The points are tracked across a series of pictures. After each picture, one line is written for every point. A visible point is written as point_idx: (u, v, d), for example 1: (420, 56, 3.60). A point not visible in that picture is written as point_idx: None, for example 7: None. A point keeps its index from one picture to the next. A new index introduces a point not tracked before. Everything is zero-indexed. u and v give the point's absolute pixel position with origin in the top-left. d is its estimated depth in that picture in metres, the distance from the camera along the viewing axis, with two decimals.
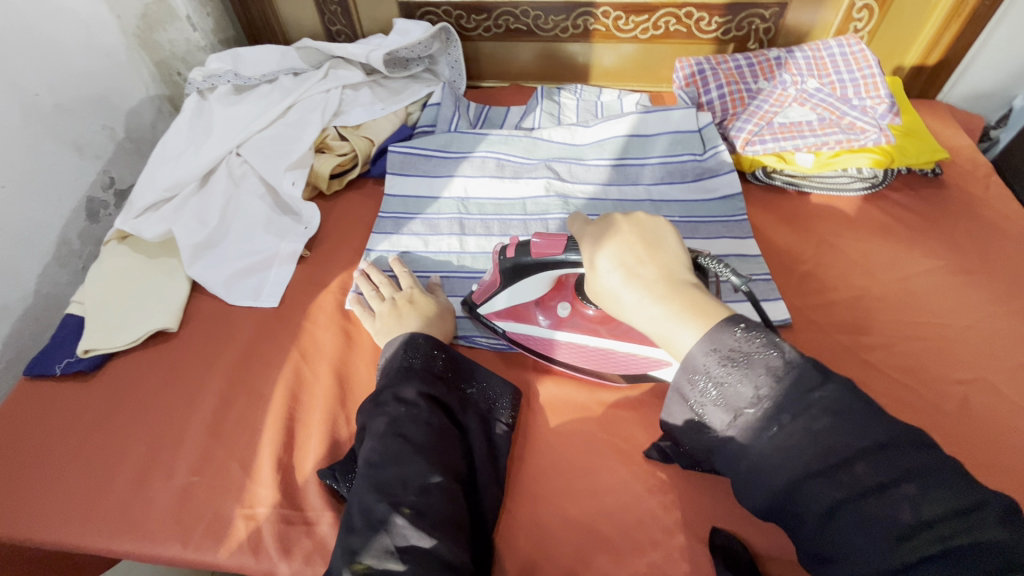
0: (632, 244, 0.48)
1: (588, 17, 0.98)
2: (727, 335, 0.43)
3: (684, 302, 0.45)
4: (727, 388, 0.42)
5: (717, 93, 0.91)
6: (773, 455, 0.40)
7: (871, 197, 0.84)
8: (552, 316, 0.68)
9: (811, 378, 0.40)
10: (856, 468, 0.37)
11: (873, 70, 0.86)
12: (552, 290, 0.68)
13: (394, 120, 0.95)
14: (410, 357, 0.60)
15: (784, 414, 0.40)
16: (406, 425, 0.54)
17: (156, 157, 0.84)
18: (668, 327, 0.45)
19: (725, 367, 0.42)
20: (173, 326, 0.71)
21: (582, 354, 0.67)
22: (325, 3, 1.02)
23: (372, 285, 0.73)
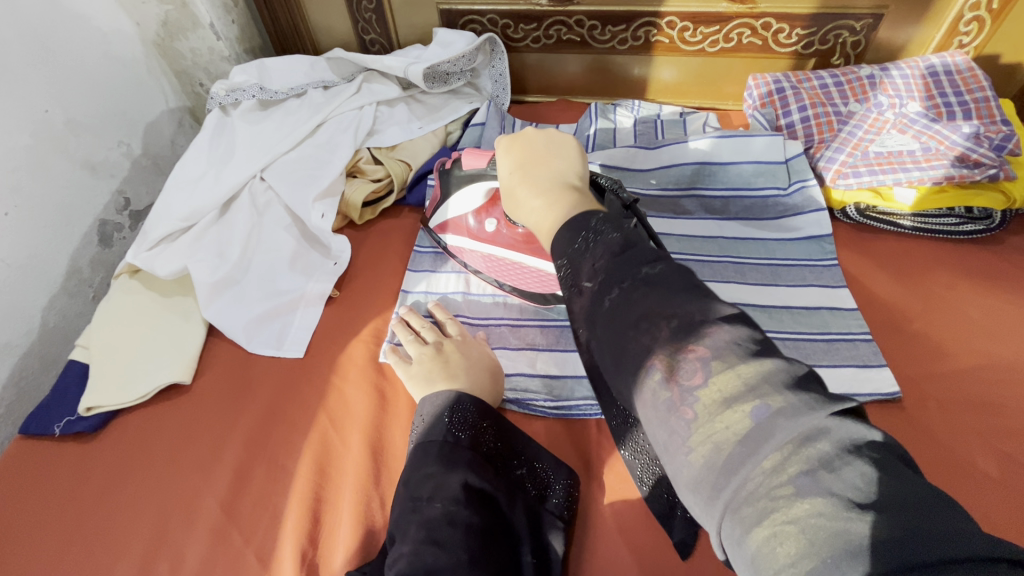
0: (532, 150, 0.50)
1: (651, 28, 0.88)
2: (587, 221, 0.39)
3: (549, 195, 0.44)
4: (575, 262, 0.37)
5: (799, 115, 0.80)
6: (603, 341, 0.34)
7: (984, 241, 0.73)
8: (481, 227, 0.67)
9: (647, 255, 0.35)
10: (701, 357, 0.29)
11: (986, 92, 0.75)
12: (487, 204, 0.66)
13: (433, 141, 0.86)
14: (456, 430, 0.52)
15: (612, 284, 0.34)
16: (443, 526, 0.45)
17: (174, 181, 0.76)
18: (543, 215, 0.44)
19: (570, 245, 0.38)
20: (186, 379, 0.63)
21: (512, 271, 0.67)
22: (359, 10, 0.93)
23: (412, 329, 0.65)
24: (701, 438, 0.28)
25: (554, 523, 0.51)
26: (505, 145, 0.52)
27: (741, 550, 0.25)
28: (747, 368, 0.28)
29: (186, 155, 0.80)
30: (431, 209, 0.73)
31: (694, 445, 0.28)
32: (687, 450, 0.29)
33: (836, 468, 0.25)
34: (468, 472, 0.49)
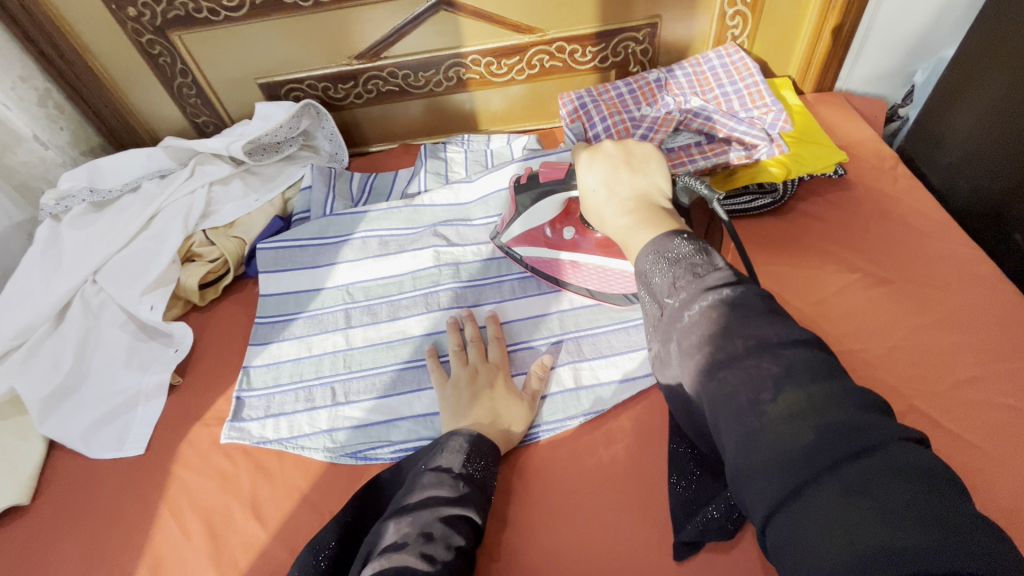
0: (617, 167, 0.53)
1: (459, 68, 0.93)
2: (669, 242, 0.44)
3: (643, 216, 0.49)
4: (655, 281, 0.44)
5: (601, 126, 0.86)
6: (685, 352, 0.41)
7: (776, 211, 0.79)
8: (558, 237, 0.72)
9: (724, 278, 0.41)
10: (772, 371, 0.35)
11: (754, 78, 0.83)
12: (558, 216, 0.71)
13: (268, 211, 0.88)
14: (471, 466, 0.56)
15: (698, 303, 0.40)
16: (434, 540, 0.49)
17: (4, 301, 0.77)
18: (628, 234, 0.49)
19: (656, 264, 0.44)
20: (23, 500, 0.63)
21: (586, 275, 0.72)
22: (183, 97, 0.96)
23: (460, 339, 0.69)
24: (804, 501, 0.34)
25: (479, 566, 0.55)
26: (583, 159, 0.55)
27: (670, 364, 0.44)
28: (816, 393, 0.33)
29: (18, 271, 0.80)
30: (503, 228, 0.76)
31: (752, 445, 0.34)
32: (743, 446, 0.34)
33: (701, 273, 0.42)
34: (476, 488, 0.55)
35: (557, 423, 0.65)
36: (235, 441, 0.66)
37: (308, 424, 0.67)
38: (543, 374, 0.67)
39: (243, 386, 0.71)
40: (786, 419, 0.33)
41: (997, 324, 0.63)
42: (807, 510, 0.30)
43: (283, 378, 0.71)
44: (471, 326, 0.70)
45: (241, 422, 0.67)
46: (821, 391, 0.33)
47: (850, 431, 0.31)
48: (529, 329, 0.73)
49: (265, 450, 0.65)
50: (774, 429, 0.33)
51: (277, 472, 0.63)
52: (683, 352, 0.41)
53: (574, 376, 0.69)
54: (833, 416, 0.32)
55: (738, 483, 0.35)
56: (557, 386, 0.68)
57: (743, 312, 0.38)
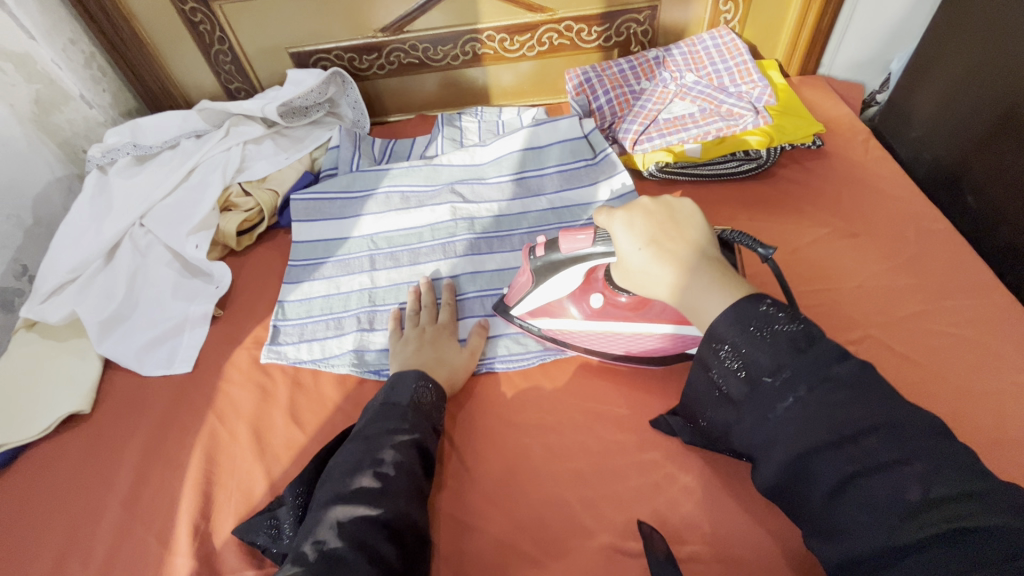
0: (660, 221, 0.52)
1: (475, 43, 1.02)
2: (756, 308, 0.46)
3: (713, 282, 0.48)
4: (745, 352, 0.45)
5: (605, 98, 0.94)
6: (793, 433, 0.42)
7: (760, 176, 0.88)
8: (586, 309, 0.66)
9: (832, 353, 0.43)
10: (908, 466, 0.38)
11: (743, 58, 0.91)
12: (580, 286, 0.65)
13: (298, 167, 0.96)
14: (417, 396, 0.61)
15: (806, 383, 0.43)
16: (387, 461, 0.53)
17: (59, 240, 0.84)
18: (698, 300, 0.49)
19: (745, 338, 0.45)
20: (84, 408, 0.71)
21: (606, 343, 0.67)
22: (218, 64, 1.04)
23: (418, 305, 0.75)
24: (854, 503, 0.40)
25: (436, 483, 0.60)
26: (612, 217, 0.54)
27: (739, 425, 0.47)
28: (935, 471, 0.38)
29: (69, 215, 0.88)
30: (512, 301, 0.69)
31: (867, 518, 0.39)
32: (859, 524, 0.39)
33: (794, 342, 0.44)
34: (424, 418, 0.60)
35: (558, 349, 0.73)
36: (274, 360, 0.74)
37: (339, 347, 0.75)
38: (482, 334, 0.72)
39: (280, 317, 0.79)
40: (924, 504, 0.37)
41: (947, 269, 0.72)
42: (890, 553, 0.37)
43: (315, 311, 0.80)
44: (429, 294, 0.76)
45: (278, 345, 0.75)
46: (947, 470, 0.38)
47: (986, 516, 0.36)
48: None
49: (300, 370, 0.73)
50: (908, 513, 0.37)
51: (312, 388, 0.71)
52: (790, 434, 0.42)
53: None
54: (946, 475, 0.38)
55: (849, 560, 0.40)
56: None
57: (863, 392, 0.41)
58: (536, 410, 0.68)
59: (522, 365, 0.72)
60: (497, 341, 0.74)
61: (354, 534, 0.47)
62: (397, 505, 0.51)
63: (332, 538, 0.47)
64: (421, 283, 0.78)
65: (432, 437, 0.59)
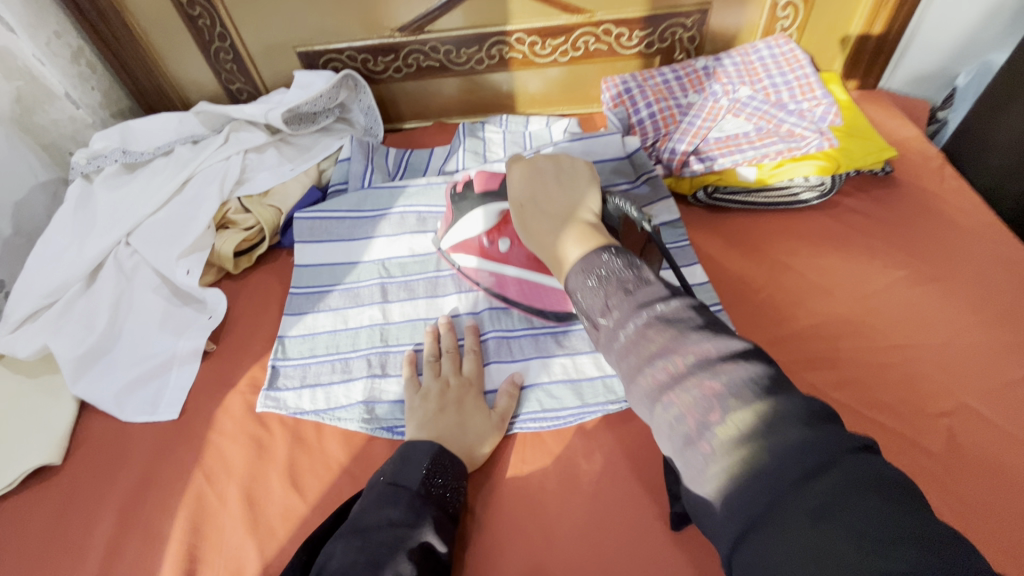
0: (545, 179, 0.55)
1: (502, 46, 0.92)
2: (598, 258, 0.44)
3: (568, 232, 0.49)
4: (587, 296, 0.44)
5: (647, 112, 0.85)
6: (627, 371, 0.40)
7: (822, 206, 0.78)
8: (495, 250, 0.68)
9: (659, 294, 0.41)
10: (717, 392, 0.35)
11: (805, 70, 0.82)
12: (501, 227, 0.68)
13: (304, 181, 0.87)
14: (432, 482, 0.53)
15: (632, 320, 0.40)
16: (391, 567, 0.45)
17: (35, 259, 0.75)
18: (550, 247, 0.50)
19: (582, 275, 0.45)
20: (56, 460, 0.62)
21: (535, 292, 0.68)
22: (219, 62, 0.95)
23: (437, 350, 0.67)
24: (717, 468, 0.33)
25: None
26: (521, 168, 0.57)
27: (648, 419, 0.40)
28: (761, 407, 0.33)
29: (48, 230, 0.79)
30: (443, 233, 0.74)
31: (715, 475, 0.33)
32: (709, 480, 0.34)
33: (632, 284, 0.42)
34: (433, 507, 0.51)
35: (598, 407, 0.62)
36: (271, 410, 0.64)
37: (344, 396, 0.66)
38: (513, 393, 0.63)
39: (279, 355, 0.69)
40: (743, 434, 0.33)
41: None
42: (772, 540, 0.30)
43: (319, 349, 0.70)
44: (450, 337, 0.67)
45: (277, 390, 0.66)
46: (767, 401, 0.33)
47: (816, 449, 0.31)
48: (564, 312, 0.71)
49: (302, 421, 0.64)
50: (756, 476, 0.31)
51: (314, 443, 0.62)
52: (635, 382, 0.39)
53: (568, 368, 0.66)
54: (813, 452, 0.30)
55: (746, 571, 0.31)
56: (596, 370, 0.66)
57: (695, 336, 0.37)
58: (573, 481, 0.58)
59: (557, 425, 0.62)
60: (528, 393, 0.65)
61: None
62: None
63: None
64: (440, 321, 0.69)
65: (445, 536, 0.51)
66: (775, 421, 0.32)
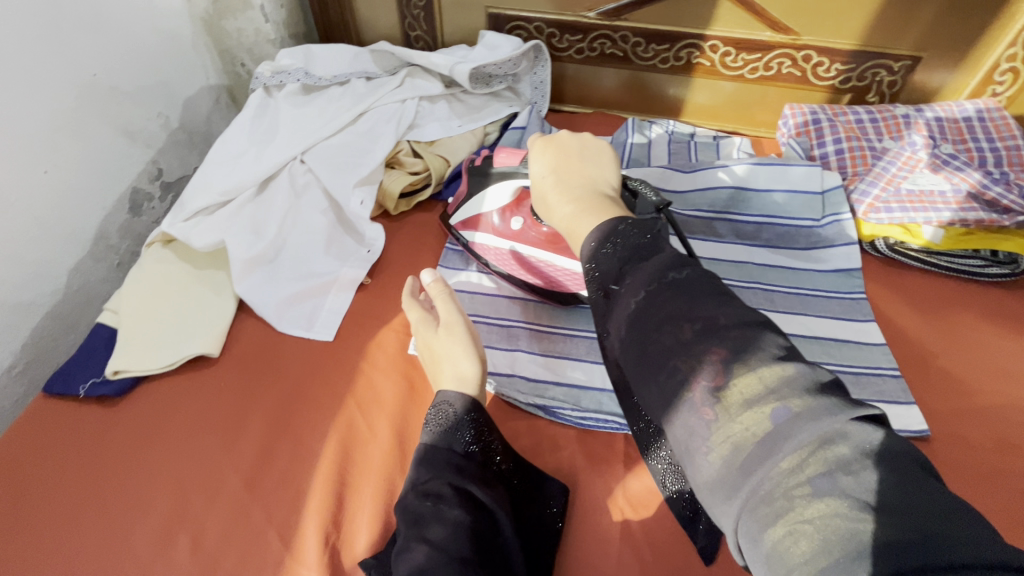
0: (568, 153, 0.54)
1: (693, 50, 0.90)
2: (614, 228, 0.42)
3: (587, 204, 0.47)
4: (602, 263, 0.40)
5: (834, 147, 0.82)
6: (630, 343, 0.36)
7: (1009, 285, 0.74)
8: (506, 227, 0.69)
9: (706, 287, 0.35)
10: (723, 361, 0.31)
11: (1017, 141, 0.77)
12: (511, 203, 0.69)
13: (471, 140, 0.87)
14: (455, 433, 0.51)
15: (640, 287, 0.37)
16: (434, 528, 0.45)
17: (214, 156, 0.77)
18: (570, 219, 0.47)
19: (606, 252, 0.41)
20: (212, 352, 0.63)
21: (542, 273, 0.68)
22: (408, 6, 0.95)
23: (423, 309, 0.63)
24: (720, 436, 0.30)
25: (538, 536, 0.52)
26: (539, 146, 0.56)
27: (757, 547, 0.28)
28: (770, 375, 0.30)
29: (227, 131, 0.81)
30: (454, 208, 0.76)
31: (717, 445, 0.30)
32: (710, 450, 0.31)
33: (683, 286, 0.35)
34: (473, 476, 0.49)
35: None
36: None
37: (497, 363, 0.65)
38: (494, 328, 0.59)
39: None
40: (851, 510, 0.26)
41: None
42: None
43: (476, 309, 0.70)
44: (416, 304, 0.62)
45: None
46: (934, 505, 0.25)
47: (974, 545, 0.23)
48: None
49: None
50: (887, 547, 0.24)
51: None
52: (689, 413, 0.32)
53: None
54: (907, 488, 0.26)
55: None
56: None
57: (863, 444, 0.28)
58: None
59: None
60: None
61: None
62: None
63: None
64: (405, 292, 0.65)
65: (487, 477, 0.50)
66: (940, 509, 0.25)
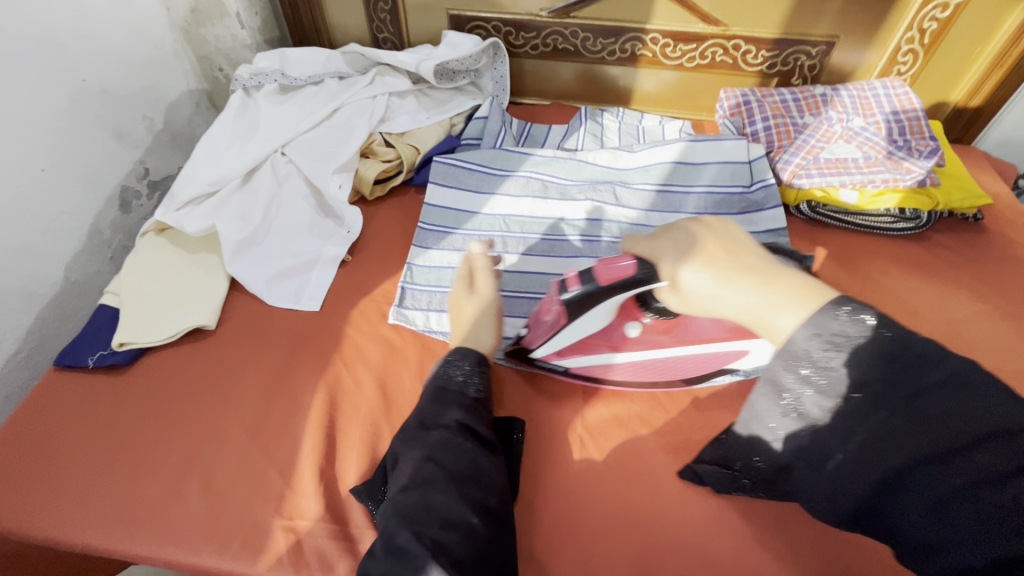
0: (710, 242, 0.50)
1: (636, 43, 0.99)
2: (830, 318, 0.41)
3: (785, 292, 0.44)
4: (812, 350, 0.41)
5: (762, 125, 0.92)
6: (826, 400, 0.40)
7: (914, 237, 0.85)
8: (621, 337, 0.63)
9: (930, 362, 0.37)
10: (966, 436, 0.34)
11: (918, 113, 0.88)
12: (618, 315, 0.62)
13: (438, 130, 0.94)
14: (461, 378, 0.57)
15: (833, 356, 0.40)
16: (440, 451, 0.50)
17: (201, 151, 0.83)
18: (769, 313, 0.44)
19: (828, 346, 0.40)
20: (210, 324, 0.69)
21: (665, 369, 0.65)
22: (375, 11, 1.03)
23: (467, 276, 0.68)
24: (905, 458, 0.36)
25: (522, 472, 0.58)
26: (652, 246, 0.53)
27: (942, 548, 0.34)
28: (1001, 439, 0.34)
29: (211, 129, 0.87)
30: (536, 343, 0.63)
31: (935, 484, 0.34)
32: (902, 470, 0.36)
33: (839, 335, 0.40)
34: (478, 415, 0.55)
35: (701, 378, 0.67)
36: (402, 323, 0.71)
37: None
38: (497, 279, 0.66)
39: (408, 279, 0.77)
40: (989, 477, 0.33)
41: None
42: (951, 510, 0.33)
43: (444, 280, 0.78)
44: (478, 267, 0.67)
45: (407, 309, 0.73)
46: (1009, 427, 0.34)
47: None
48: None
49: (430, 337, 0.71)
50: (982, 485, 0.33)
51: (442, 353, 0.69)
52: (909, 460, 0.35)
53: None
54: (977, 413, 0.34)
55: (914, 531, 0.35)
56: None
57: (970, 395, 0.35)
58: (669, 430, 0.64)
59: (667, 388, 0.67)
60: None
61: (433, 538, 0.44)
62: (464, 494, 0.48)
63: (402, 536, 0.44)
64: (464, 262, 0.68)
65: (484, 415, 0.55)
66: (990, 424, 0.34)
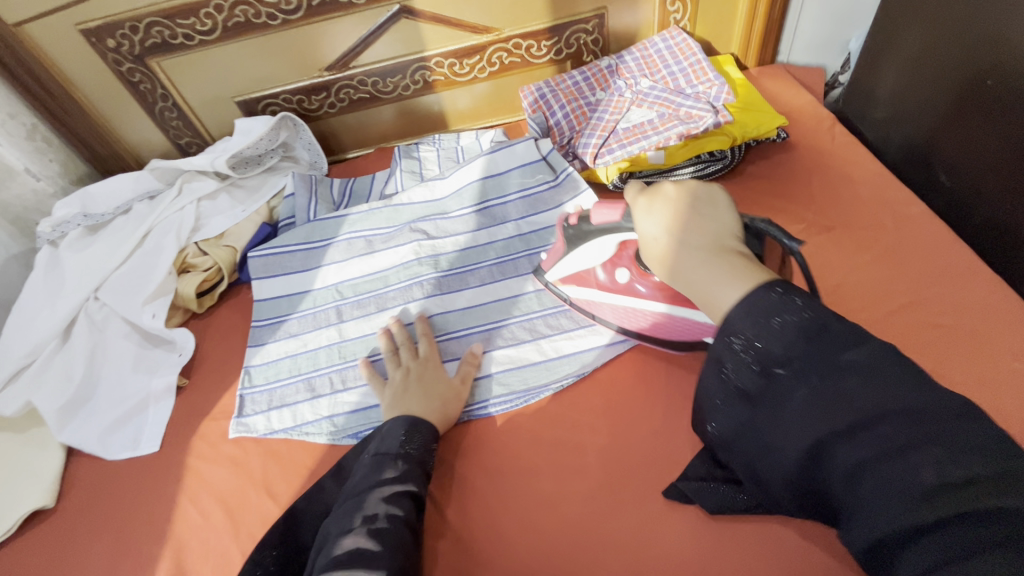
0: (682, 211, 0.52)
1: (424, 71, 0.99)
2: (765, 294, 0.44)
3: (736, 271, 0.46)
4: (749, 334, 0.43)
5: (561, 114, 0.92)
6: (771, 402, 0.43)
7: (728, 176, 0.86)
8: (612, 281, 0.69)
9: (844, 341, 0.41)
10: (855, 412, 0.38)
11: (697, 57, 0.89)
12: (612, 257, 0.68)
13: (256, 220, 0.94)
14: (407, 444, 0.60)
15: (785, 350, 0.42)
16: (381, 518, 0.52)
17: (13, 323, 0.81)
18: (711, 285, 0.47)
19: (754, 324, 0.43)
20: (48, 503, 0.68)
21: (652, 322, 0.68)
22: (165, 121, 1.01)
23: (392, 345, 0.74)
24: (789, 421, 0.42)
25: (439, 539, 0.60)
26: (643, 207, 0.54)
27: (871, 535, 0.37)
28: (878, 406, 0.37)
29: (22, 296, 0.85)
30: (549, 266, 0.75)
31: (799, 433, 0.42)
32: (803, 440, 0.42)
33: (773, 309, 0.43)
34: (418, 481, 0.58)
35: (543, 387, 0.70)
36: (243, 434, 0.70)
37: (311, 412, 0.71)
38: (473, 364, 0.71)
39: (246, 384, 0.75)
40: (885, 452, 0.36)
41: (926, 257, 0.70)
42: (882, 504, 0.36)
43: (283, 373, 0.76)
44: (401, 331, 0.74)
45: (246, 417, 0.72)
46: (919, 411, 0.37)
47: (931, 448, 0.35)
48: (502, 309, 0.78)
49: (272, 439, 0.70)
50: (852, 435, 0.38)
51: (285, 452, 0.68)
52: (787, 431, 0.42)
53: (513, 355, 0.73)
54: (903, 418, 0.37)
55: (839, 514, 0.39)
56: (540, 355, 0.73)
57: (878, 377, 0.39)
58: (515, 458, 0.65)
59: (507, 408, 0.69)
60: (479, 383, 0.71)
61: None
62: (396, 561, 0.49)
63: None
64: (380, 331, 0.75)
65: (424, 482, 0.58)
66: (907, 412, 0.37)
